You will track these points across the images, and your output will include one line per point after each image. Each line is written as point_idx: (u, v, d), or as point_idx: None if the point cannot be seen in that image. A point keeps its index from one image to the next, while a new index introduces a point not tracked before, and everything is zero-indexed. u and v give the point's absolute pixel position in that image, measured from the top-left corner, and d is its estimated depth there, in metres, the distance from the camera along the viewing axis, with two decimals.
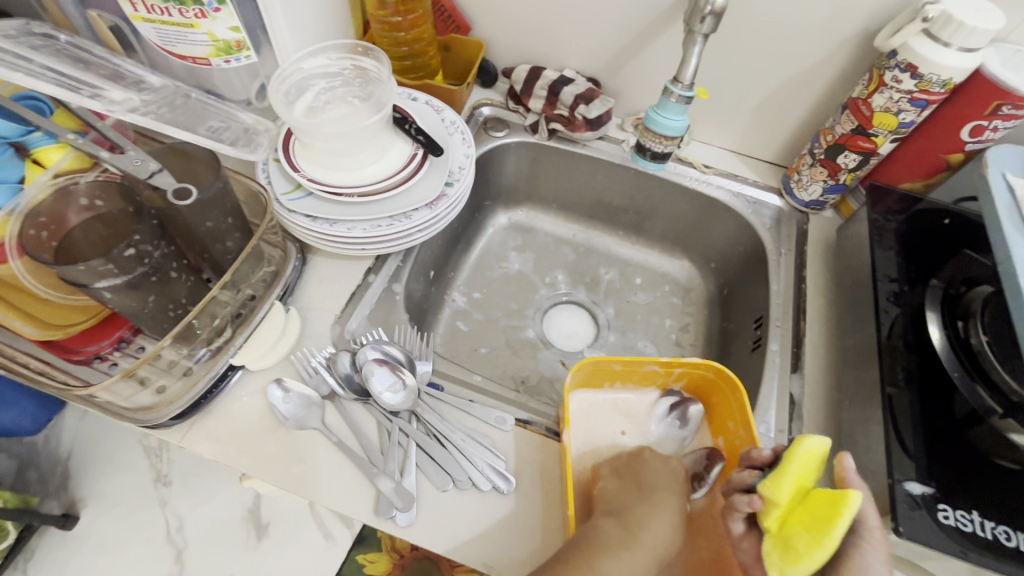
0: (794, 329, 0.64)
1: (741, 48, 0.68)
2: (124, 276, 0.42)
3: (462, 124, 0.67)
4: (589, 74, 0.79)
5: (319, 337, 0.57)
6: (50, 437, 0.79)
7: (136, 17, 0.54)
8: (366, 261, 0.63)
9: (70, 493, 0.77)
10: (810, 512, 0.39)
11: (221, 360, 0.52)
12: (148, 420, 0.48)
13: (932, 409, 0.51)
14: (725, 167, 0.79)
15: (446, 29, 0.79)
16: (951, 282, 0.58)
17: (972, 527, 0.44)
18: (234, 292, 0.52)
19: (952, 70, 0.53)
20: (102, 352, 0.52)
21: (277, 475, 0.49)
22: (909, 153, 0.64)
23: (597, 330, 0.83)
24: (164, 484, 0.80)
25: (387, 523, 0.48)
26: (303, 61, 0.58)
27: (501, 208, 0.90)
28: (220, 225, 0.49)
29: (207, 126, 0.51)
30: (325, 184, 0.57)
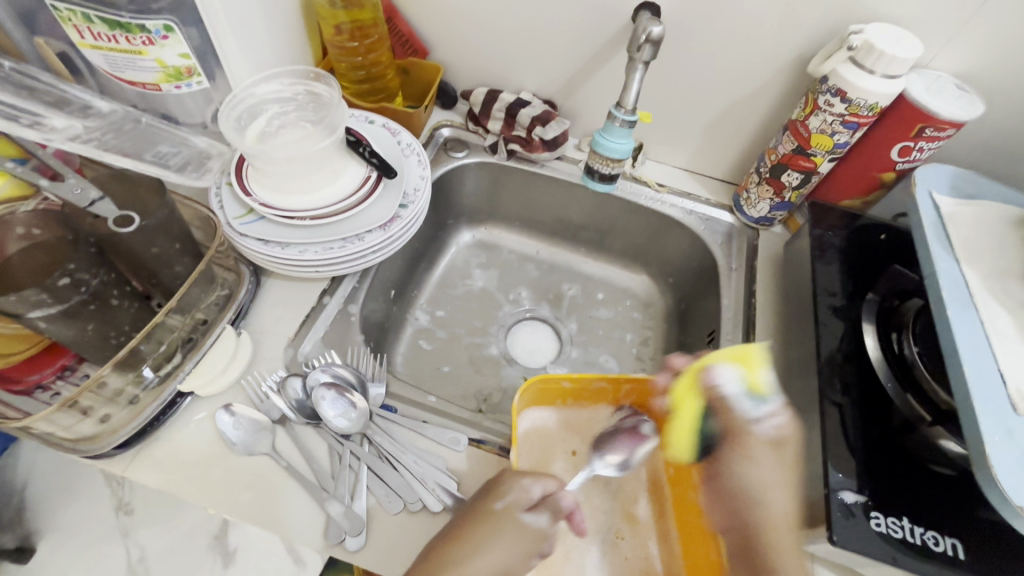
0: (743, 342, 0.66)
1: (687, 72, 0.71)
2: (59, 304, 0.44)
3: (418, 147, 0.68)
4: (545, 97, 0.81)
5: (271, 360, 0.57)
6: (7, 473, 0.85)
7: (83, 44, 0.54)
8: (321, 283, 0.63)
9: (28, 527, 0.83)
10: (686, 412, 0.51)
11: (168, 387, 0.51)
12: (87, 450, 0.47)
13: (869, 419, 0.53)
14: (679, 186, 0.82)
15: (405, 54, 0.81)
16: (887, 295, 0.61)
17: (902, 533, 0.46)
18: (183, 317, 0.52)
19: (877, 95, 0.56)
20: (44, 381, 0.51)
21: (222, 503, 0.49)
22: (846, 172, 0.67)
23: (560, 346, 0.84)
24: (127, 512, 0.85)
25: (337, 548, 0.47)
26: (255, 87, 0.59)
27: (465, 226, 0.91)
28: (167, 250, 0.50)
29: (153, 152, 0.51)
30: (279, 209, 0.57)
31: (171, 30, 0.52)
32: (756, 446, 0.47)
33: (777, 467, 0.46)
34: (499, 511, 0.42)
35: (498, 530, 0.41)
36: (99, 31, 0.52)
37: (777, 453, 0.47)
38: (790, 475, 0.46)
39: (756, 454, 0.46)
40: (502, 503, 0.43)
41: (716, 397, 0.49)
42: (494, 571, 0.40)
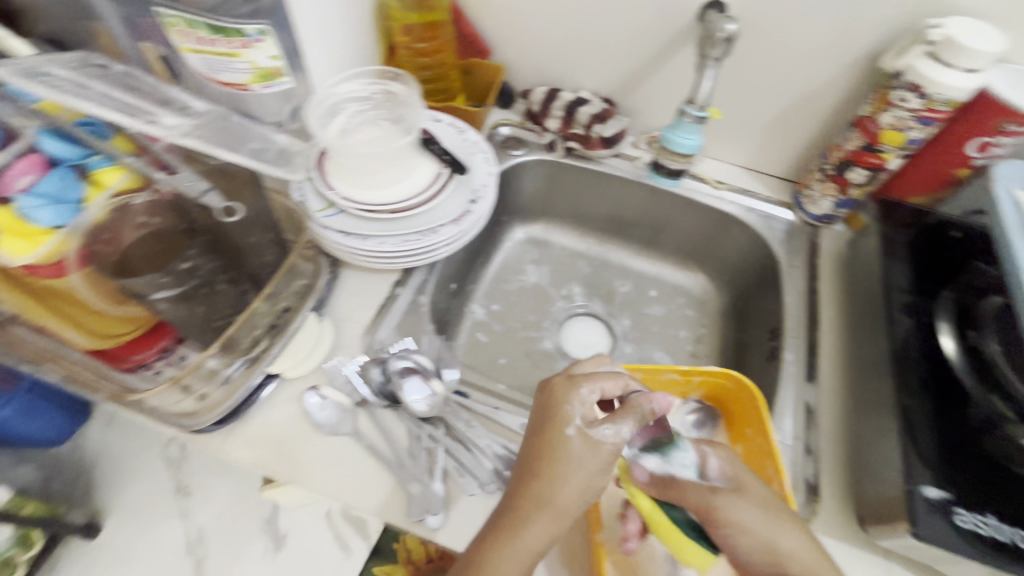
0: (808, 339, 0.66)
1: (751, 70, 0.71)
2: (179, 287, 0.49)
3: (485, 144, 0.70)
4: (604, 95, 0.82)
5: (350, 347, 0.60)
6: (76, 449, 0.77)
7: (185, 47, 0.58)
8: (393, 275, 0.66)
9: (91, 504, 0.76)
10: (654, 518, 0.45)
11: (258, 370, 0.54)
12: (191, 425, 0.51)
13: (948, 417, 0.52)
14: (737, 183, 0.82)
15: (467, 55, 0.83)
16: (963, 293, 0.60)
17: (989, 531, 0.45)
18: (272, 304, 0.55)
19: (956, 90, 0.55)
20: (146, 361, 0.55)
21: (311, 480, 0.52)
22: (917, 169, 0.66)
23: (614, 342, 0.84)
24: (184, 495, 0.81)
25: (418, 526, 0.50)
26: (337, 87, 0.62)
27: (519, 223, 0.93)
28: (261, 239, 0.55)
29: (249, 148, 0.55)
30: (359, 203, 0.60)
31: (265, 34, 0.55)
32: (735, 497, 0.43)
33: (757, 511, 0.43)
34: (609, 438, 0.43)
35: (594, 451, 0.43)
36: (201, 35, 0.55)
37: (749, 501, 0.44)
38: (777, 513, 0.44)
39: (730, 517, 0.42)
40: (572, 428, 0.43)
41: (655, 487, 0.44)
42: (581, 488, 0.42)
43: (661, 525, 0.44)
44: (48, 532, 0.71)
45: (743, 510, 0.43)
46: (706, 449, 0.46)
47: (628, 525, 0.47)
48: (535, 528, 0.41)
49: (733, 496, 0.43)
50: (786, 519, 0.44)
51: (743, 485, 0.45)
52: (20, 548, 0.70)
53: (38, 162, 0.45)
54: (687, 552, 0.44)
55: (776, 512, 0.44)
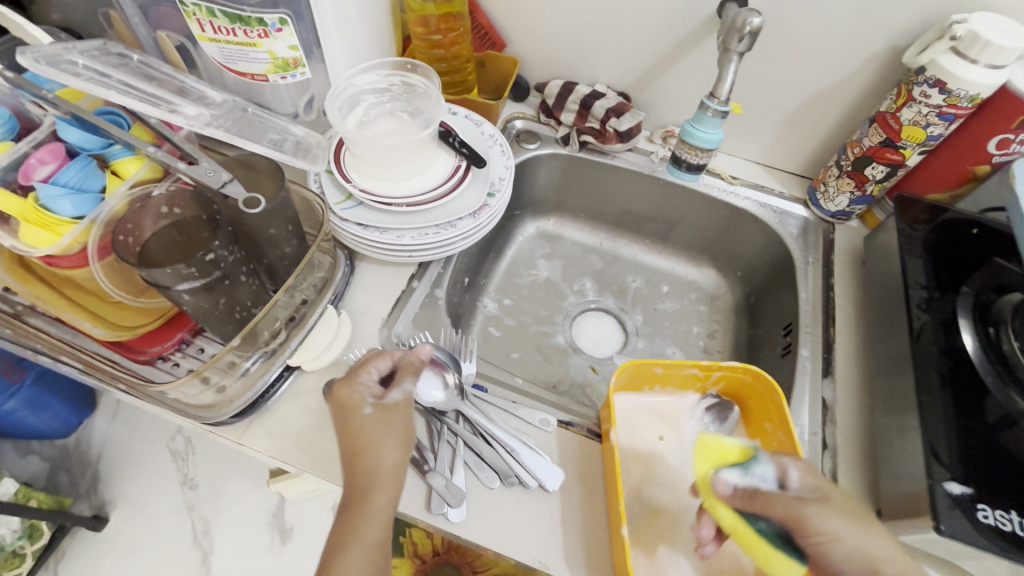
0: (824, 335, 0.66)
1: (769, 64, 0.71)
2: (202, 278, 0.44)
3: (501, 137, 0.69)
4: (619, 89, 0.82)
5: (368, 340, 0.60)
6: (82, 440, 0.77)
7: (203, 37, 0.57)
8: (410, 268, 0.66)
9: (100, 496, 0.77)
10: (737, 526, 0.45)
11: (277, 362, 0.54)
12: (209, 418, 0.51)
13: (969, 413, 0.52)
14: (751, 178, 0.82)
15: (482, 47, 0.83)
16: (982, 289, 0.60)
17: (1011, 527, 0.45)
18: (291, 296, 0.54)
19: (980, 86, 0.55)
20: (164, 353, 0.54)
21: (330, 473, 0.51)
22: (936, 165, 0.66)
23: (626, 337, 0.84)
24: (191, 487, 0.80)
25: (438, 518, 0.50)
26: (355, 78, 0.61)
27: (530, 217, 0.93)
28: (281, 232, 0.52)
29: (268, 139, 0.54)
30: (378, 195, 0.60)
31: (285, 24, 0.55)
32: (823, 507, 0.41)
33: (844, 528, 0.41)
34: (399, 400, 0.47)
35: (391, 418, 0.46)
36: (221, 24, 0.55)
37: (837, 512, 0.41)
38: (863, 522, 0.42)
39: (819, 528, 0.40)
40: (364, 406, 0.45)
41: (740, 499, 0.44)
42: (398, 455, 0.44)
43: (743, 536, 0.44)
44: (58, 523, 0.71)
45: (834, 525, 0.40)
46: (785, 461, 0.45)
47: (702, 530, 0.47)
48: (384, 492, 0.43)
49: (818, 507, 0.41)
50: (872, 524, 0.42)
51: (828, 494, 0.42)
52: (28, 540, 0.71)
53: (60, 151, 0.49)
54: (772, 561, 0.43)
55: (860, 519, 0.42)
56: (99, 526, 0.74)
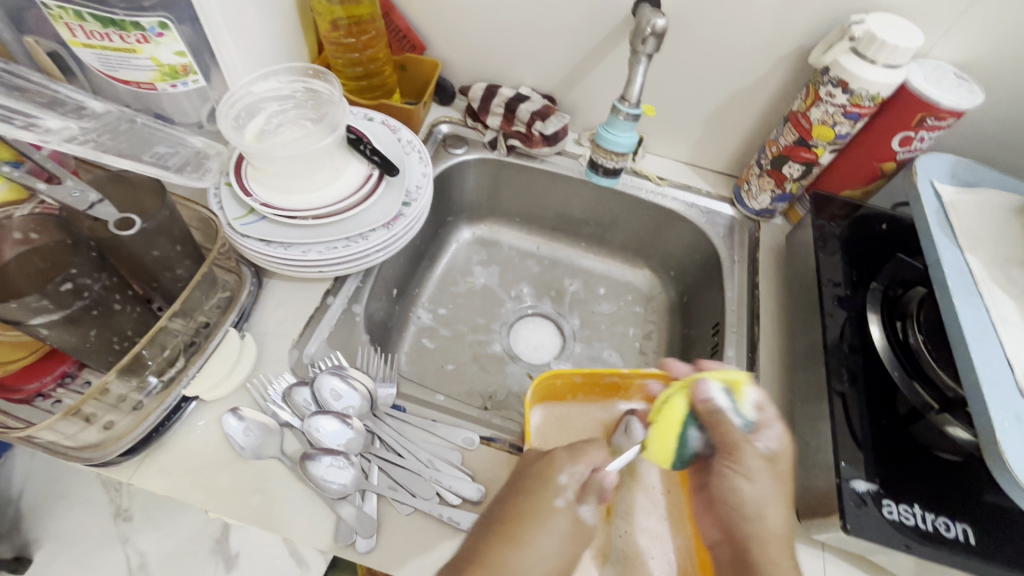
0: (748, 334, 0.66)
1: (687, 66, 0.71)
2: (61, 311, 0.42)
3: (419, 144, 0.67)
4: (545, 92, 0.80)
5: (277, 363, 0.56)
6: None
7: (75, 43, 0.52)
8: (324, 284, 0.62)
9: (23, 536, 0.76)
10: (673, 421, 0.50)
11: (173, 392, 0.50)
12: (93, 458, 0.46)
13: (875, 408, 0.53)
14: (680, 179, 0.82)
15: (402, 50, 0.80)
16: (890, 284, 0.61)
17: (914, 520, 0.46)
18: (186, 320, 0.51)
19: (879, 86, 0.56)
20: (44, 389, 0.50)
21: (234, 509, 0.48)
22: (846, 163, 0.67)
23: (564, 342, 0.83)
24: (124, 519, 0.78)
25: (347, 550, 0.47)
26: (253, 85, 0.57)
27: (465, 223, 0.91)
28: (168, 253, 0.49)
29: (152, 153, 0.51)
30: (280, 208, 0.56)
31: (167, 28, 0.51)
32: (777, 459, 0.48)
33: (761, 478, 0.47)
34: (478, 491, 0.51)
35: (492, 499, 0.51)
36: (92, 29, 0.50)
37: (768, 466, 0.47)
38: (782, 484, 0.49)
39: (749, 465, 0.47)
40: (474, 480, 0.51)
41: (704, 406, 0.49)
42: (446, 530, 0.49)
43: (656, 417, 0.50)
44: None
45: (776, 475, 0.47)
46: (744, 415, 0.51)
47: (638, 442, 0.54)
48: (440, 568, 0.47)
49: (764, 456, 0.47)
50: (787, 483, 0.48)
51: (778, 455, 0.48)
52: None
53: None
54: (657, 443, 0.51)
55: (781, 482, 0.47)
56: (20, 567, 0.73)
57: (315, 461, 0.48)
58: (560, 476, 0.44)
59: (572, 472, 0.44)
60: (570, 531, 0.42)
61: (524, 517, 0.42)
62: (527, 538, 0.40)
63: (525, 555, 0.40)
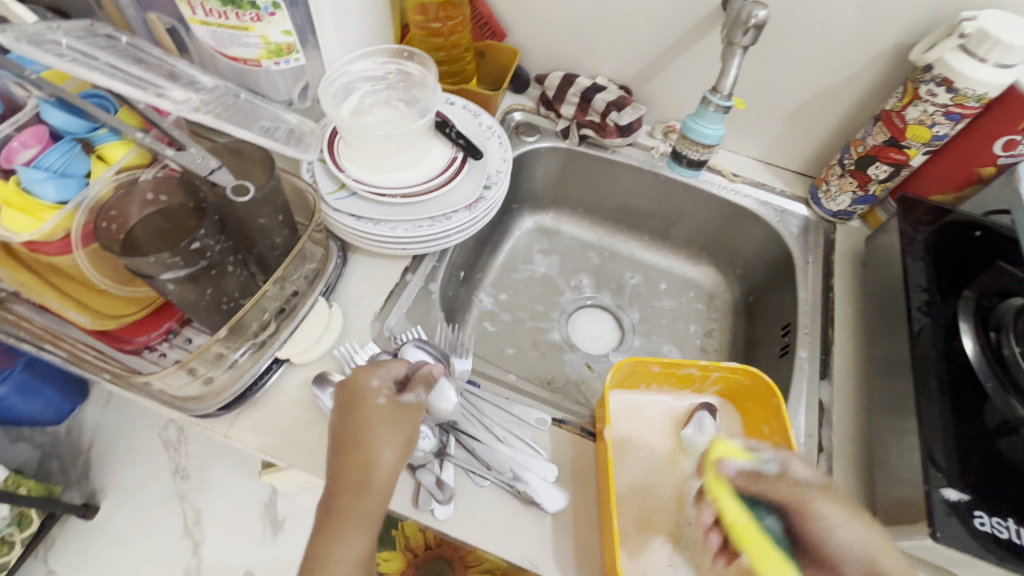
0: (822, 336, 0.65)
1: (773, 60, 0.69)
2: (187, 268, 0.45)
3: (500, 129, 0.68)
4: (620, 83, 0.80)
5: (359, 333, 0.58)
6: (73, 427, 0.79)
7: (194, 20, 0.56)
8: (403, 261, 0.64)
9: (91, 484, 0.78)
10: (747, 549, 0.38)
11: (265, 354, 0.53)
12: (196, 409, 0.50)
13: (966, 419, 0.51)
14: (753, 176, 0.80)
15: (481, 37, 0.81)
16: (984, 293, 0.59)
17: (1008, 534, 0.45)
18: (280, 288, 0.53)
19: (988, 85, 0.54)
20: (150, 343, 0.53)
21: (322, 466, 0.51)
22: (939, 166, 0.65)
23: (622, 335, 0.83)
24: (183, 477, 0.83)
25: (425, 515, 0.49)
26: (350, 64, 0.60)
27: (529, 212, 0.91)
28: (271, 221, 0.51)
29: (260, 125, 0.53)
30: (372, 185, 0.58)
31: (279, 7, 0.53)
32: (823, 492, 0.39)
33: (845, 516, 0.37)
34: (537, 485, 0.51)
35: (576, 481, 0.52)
36: (212, 7, 0.53)
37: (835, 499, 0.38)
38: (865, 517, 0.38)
39: (823, 511, 0.37)
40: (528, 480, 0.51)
41: (743, 479, 0.41)
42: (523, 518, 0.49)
43: (746, 533, 0.38)
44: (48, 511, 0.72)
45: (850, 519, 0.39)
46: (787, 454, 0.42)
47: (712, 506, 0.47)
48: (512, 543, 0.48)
49: (821, 490, 0.39)
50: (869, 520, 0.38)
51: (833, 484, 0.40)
52: (17, 527, 0.71)
53: (43, 133, 0.50)
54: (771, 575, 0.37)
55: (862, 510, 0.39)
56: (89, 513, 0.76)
57: None
58: (373, 381, 0.44)
59: (383, 376, 0.45)
60: (403, 424, 0.42)
61: (365, 420, 0.41)
62: (370, 437, 0.40)
63: (382, 455, 0.40)
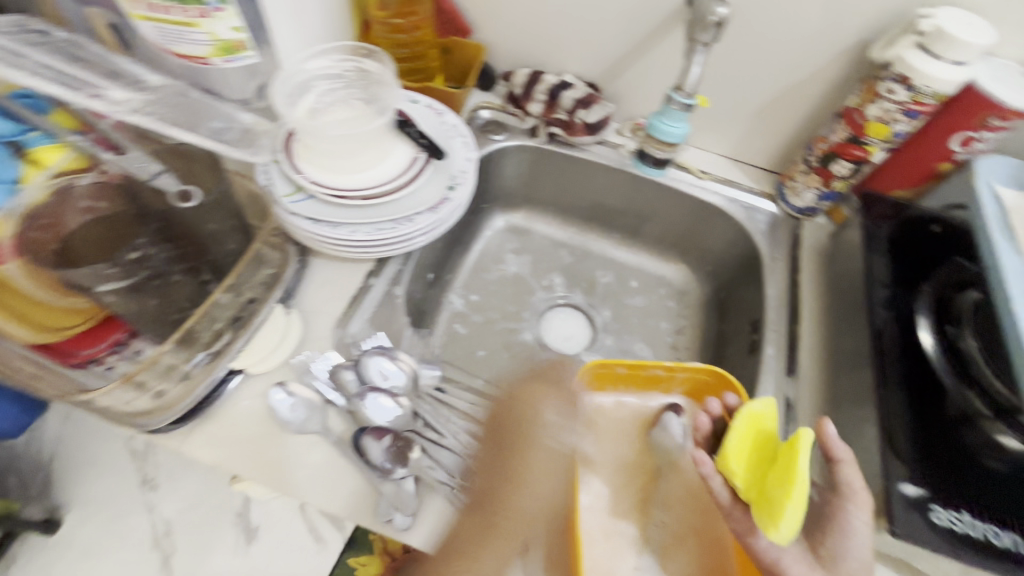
0: (789, 332, 0.65)
1: (738, 57, 0.69)
2: (127, 278, 0.48)
3: (464, 128, 0.67)
4: (588, 80, 0.79)
5: (320, 340, 0.57)
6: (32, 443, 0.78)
7: (136, 15, 0.52)
8: (366, 265, 0.63)
9: (52, 499, 0.76)
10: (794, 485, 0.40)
11: (220, 365, 0.51)
12: (146, 425, 0.48)
13: (922, 411, 0.52)
14: (722, 174, 0.81)
15: (446, 33, 0.79)
16: (943, 287, 0.60)
17: (963, 527, 0.46)
18: (234, 295, 0.53)
19: (944, 83, 0.55)
20: (97, 355, 0.50)
21: (279, 479, 0.49)
22: (899, 162, 0.65)
23: (595, 334, 0.83)
24: (151, 487, 0.78)
25: (385, 526, 0.48)
26: (305, 63, 0.58)
27: (499, 211, 0.90)
28: (222, 227, 0.54)
29: (207, 127, 0.51)
30: (329, 187, 0.56)
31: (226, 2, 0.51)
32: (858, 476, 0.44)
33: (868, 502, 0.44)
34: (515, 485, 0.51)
35: None
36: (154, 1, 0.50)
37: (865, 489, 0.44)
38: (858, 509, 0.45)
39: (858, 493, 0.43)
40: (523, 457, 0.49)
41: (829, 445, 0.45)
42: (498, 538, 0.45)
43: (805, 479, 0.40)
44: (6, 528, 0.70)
45: (869, 507, 0.43)
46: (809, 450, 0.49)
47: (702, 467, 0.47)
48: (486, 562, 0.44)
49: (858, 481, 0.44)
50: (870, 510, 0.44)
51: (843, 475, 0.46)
52: None
53: None
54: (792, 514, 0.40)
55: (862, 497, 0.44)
56: (51, 529, 0.73)
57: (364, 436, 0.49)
58: (540, 417, 0.50)
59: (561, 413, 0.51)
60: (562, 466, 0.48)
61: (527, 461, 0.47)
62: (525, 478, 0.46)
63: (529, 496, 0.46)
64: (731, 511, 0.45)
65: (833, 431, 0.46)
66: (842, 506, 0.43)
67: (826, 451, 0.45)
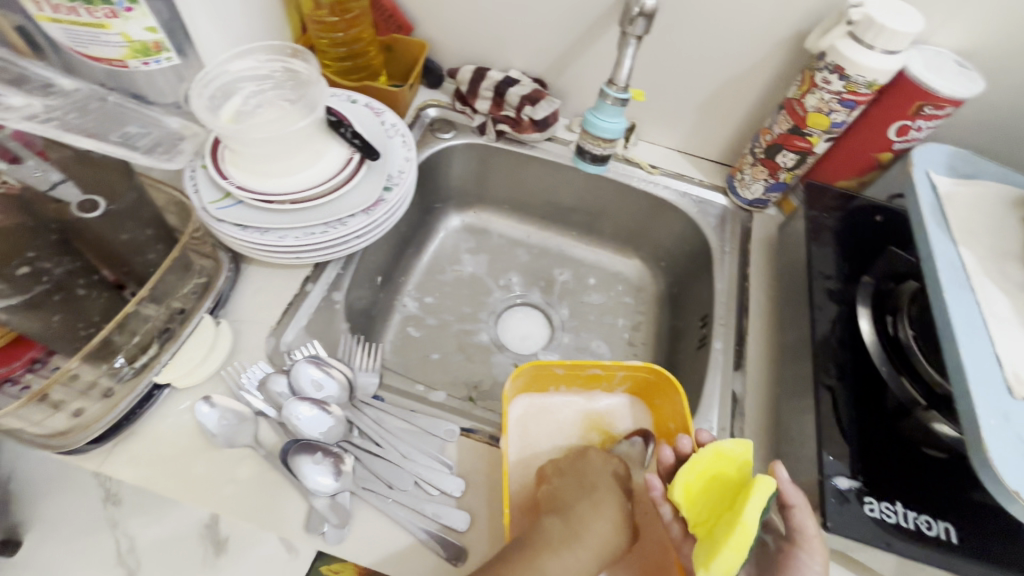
0: (736, 326, 0.65)
1: (680, 50, 0.69)
2: (21, 295, 0.43)
3: (403, 127, 0.65)
4: (535, 75, 0.78)
5: (252, 350, 0.55)
6: None
7: (42, 17, 0.50)
8: (303, 270, 0.61)
9: None
10: (738, 530, 0.38)
11: (144, 379, 0.49)
12: (62, 446, 0.46)
13: (863, 404, 0.52)
14: (673, 167, 0.80)
15: (388, 30, 0.78)
16: (882, 278, 0.60)
17: (895, 518, 0.46)
18: (158, 307, 0.50)
19: (875, 72, 0.54)
20: (12, 375, 0.47)
21: (206, 496, 0.47)
22: (841, 153, 0.65)
23: (551, 332, 0.82)
24: None
25: (317, 540, 0.46)
26: (228, 64, 0.56)
27: (454, 210, 0.89)
28: (138, 236, 0.50)
29: (120, 133, 0.51)
30: (256, 192, 0.54)
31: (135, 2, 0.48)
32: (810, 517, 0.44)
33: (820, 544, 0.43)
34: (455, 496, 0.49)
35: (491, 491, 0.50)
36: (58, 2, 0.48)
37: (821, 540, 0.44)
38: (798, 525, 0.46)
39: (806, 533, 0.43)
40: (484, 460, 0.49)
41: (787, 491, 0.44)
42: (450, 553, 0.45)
43: (754, 528, 0.38)
44: None
45: (821, 557, 0.42)
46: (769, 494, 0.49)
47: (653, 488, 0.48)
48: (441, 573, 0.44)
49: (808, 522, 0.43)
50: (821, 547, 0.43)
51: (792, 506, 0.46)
52: None
53: None
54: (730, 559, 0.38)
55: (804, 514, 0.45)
56: None
57: (293, 449, 0.47)
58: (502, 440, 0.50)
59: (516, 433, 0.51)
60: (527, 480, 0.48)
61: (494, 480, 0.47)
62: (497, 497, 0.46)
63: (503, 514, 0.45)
64: (682, 545, 0.46)
65: (785, 476, 0.45)
66: (792, 547, 0.43)
67: (783, 498, 0.44)
